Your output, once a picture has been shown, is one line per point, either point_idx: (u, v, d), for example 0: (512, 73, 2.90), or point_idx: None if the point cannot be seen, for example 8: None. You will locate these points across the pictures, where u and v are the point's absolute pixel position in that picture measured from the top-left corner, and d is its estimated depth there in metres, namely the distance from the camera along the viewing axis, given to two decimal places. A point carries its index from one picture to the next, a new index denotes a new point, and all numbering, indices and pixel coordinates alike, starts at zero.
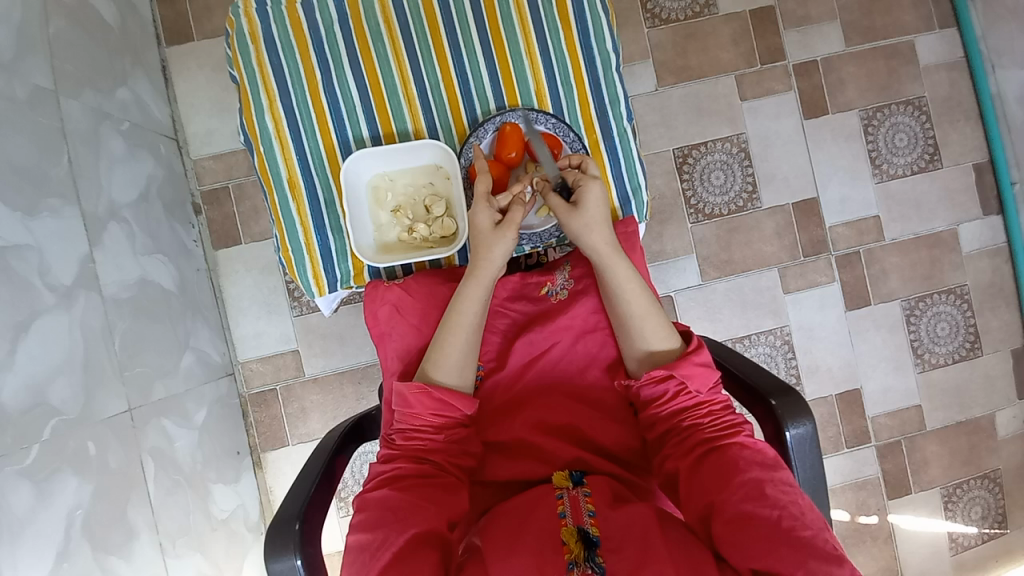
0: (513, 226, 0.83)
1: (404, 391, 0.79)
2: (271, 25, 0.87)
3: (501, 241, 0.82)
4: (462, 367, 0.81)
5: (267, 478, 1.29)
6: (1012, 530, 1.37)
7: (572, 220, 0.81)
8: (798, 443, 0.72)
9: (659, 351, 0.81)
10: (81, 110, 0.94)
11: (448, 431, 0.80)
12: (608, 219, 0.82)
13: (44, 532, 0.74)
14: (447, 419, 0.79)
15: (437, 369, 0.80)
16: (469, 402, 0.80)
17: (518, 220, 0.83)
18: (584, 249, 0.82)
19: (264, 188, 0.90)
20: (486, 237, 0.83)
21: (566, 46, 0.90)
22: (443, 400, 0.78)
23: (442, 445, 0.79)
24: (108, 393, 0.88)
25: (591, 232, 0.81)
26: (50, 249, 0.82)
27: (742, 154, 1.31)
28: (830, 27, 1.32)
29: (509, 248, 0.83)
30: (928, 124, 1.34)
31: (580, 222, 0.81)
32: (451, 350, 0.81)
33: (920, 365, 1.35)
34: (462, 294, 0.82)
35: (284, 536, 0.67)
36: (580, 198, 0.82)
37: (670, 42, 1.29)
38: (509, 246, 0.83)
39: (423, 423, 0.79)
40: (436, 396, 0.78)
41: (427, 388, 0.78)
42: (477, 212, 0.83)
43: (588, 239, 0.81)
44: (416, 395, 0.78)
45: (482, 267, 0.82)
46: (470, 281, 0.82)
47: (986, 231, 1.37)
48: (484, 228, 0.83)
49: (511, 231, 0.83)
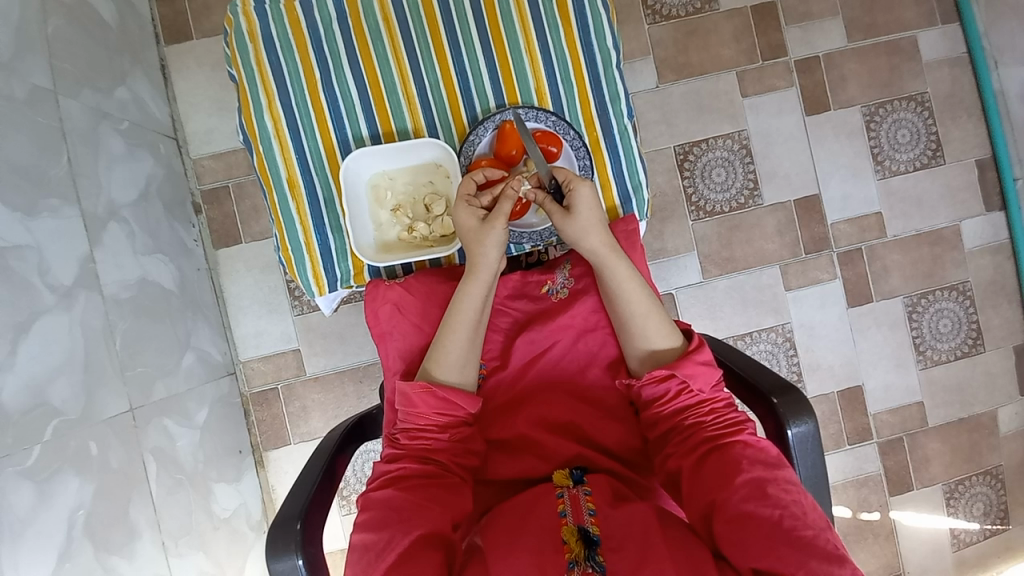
0: (501, 217, 0.81)
1: (407, 391, 0.79)
2: (269, 22, 0.87)
3: (490, 234, 0.81)
4: (463, 365, 0.81)
5: (269, 477, 1.29)
6: (1014, 527, 1.37)
7: (567, 226, 0.81)
8: (799, 442, 0.71)
9: (661, 351, 0.81)
10: (80, 109, 0.93)
11: (452, 430, 0.79)
12: (603, 219, 0.82)
13: (45, 532, 0.74)
14: (451, 418, 0.79)
15: (439, 368, 0.80)
16: (473, 400, 0.80)
17: (507, 211, 0.82)
18: (583, 252, 0.82)
19: (264, 187, 0.89)
20: (478, 234, 0.82)
21: (566, 43, 0.89)
22: (446, 399, 0.78)
23: (446, 444, 0.79)
24: (108, 393, 0.88)
25: (590, 234, 0.80)
26: (50, 249, 0.82)
27: (743, 150, 1.30)
28: (832, 23, 1.31)
29: (502, 239, 0.82)
30: (930, 120, 1.33)
31: (574, 227, 0.81)
32: (454, 348, 0.81)
33: (921, 361, 1.35)
34: (462, 293, 0.82)
35: (287, 536, 0.67)
36: (572, 201, 0.81)
37: (671, 39, 1.28)
38: (501, 238, 0.82)
39: (427, 422, 0.79)
40: (438, 394, 0.78)
41: (431, 387, 0.78)
42: (461, 212, 0.83)
43: (586, 242, 0.81)
44: (419, 394, 0.78)
45: (480, 264, 0.82)
46: (470, 279, 0.82)
47: (989, 227, 1.36)
48: (472, 226, 0.83)
49: (500, 223, 0.82)
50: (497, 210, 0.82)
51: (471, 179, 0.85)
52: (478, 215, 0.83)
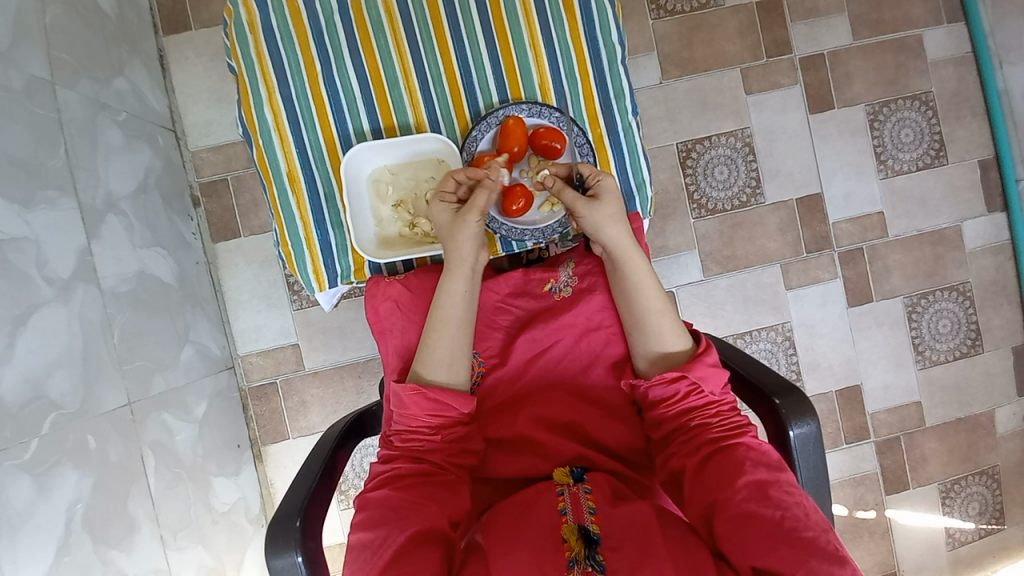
0: (475, 210, 0.82)
1: (399, 393, 0.78)
2: (269, 13, 0.85)
3: (464, 227, 0.82)
4: (451, 364, 0.80)
5: (267, 471, 1.29)
6: (1009, 526, 1.38)
7: (592, 212, 0.80)
8: (802, 443, 0.71)
9: (673, 352, 0.80)
10: (78, 100, 0.92)
11: (446, 430, 0.79)
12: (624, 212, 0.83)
13: (44, 526, 0.73)
14: (445, 419, 0.79)
15: (429, 369, 0.80)
16: (466, 399, 0.79)
17: (482, 204, 0.82)
18: (601, 242, 0.82)
19: (263, 181, 0.88)
20: (452, 228, 0.83)
21: (571, 38, 0.88)
22: (438, 400, 0.78)
23: (441, 444, 0.79)
24: (108, 386, 0.88)
25: (614, 222, 0.80)
26: (47, 241, 0.81)
27: (746, 148, 1.29)
28: (838, 20, 1.30)
29: (474, 232, 0.82)
30: (934, 119, 1.33)
31: (599, 213, 0.80)
32: (442, 348, 0.80)
33: (920, 361, 1.35)
34: (441, 289, 0.82)
35: (286, 532, 0.67)
36: (598, 190, 0.82)
37: (675, 34, 1.27)
38: (476, 231, 0.82)
39: (420, 424, 0.79)
40: (431, 396, 0.77)
41: (422, 389, 0.77)
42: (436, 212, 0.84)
43: (610, 230, 0.81)
44: (411, 396, 0.78)
45: (455, 260, 0.82)
46: (447, 276, 0.82)
47: (991, 228, 1.36)
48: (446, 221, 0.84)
49: (471, 215, 0.82)
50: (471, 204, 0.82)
51: (452, 176, 0.84)
52: (451, 208, 0.84)
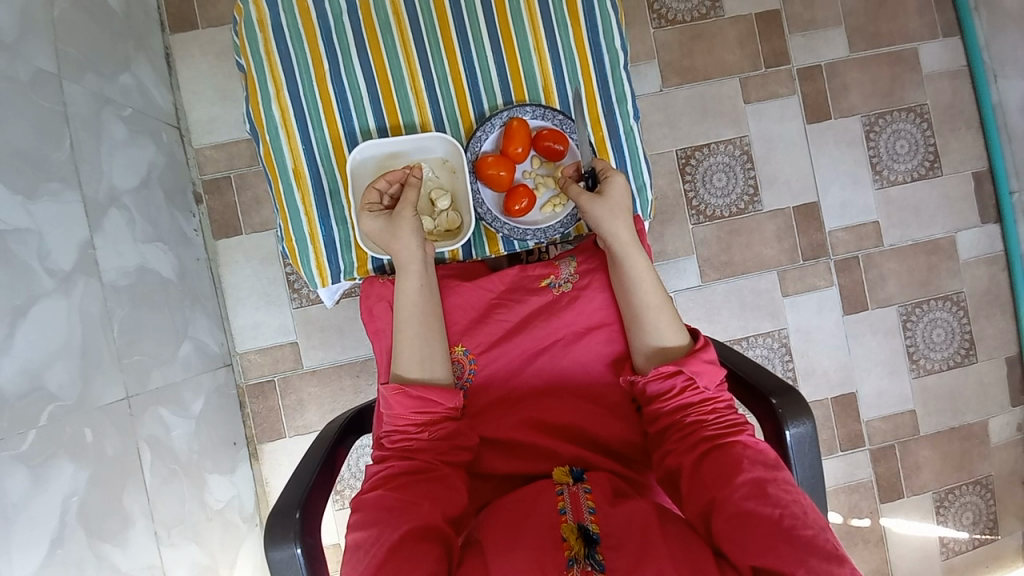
0: (408, 206, 0.84)
1: (384, 394, 0.79)
2: (279, 11, 0.86)
3: (403, 223, 0.82)
4: (422, 359, 0.81)
5: (263, 470, 1.28)
6: (1002, 536, 1.39)
7: (595, 205, 0.83)
8: (797, 442, 0.72)
9: (670, 347, 0.81)
10: (83, 94, 0.93)
11: (433, 428, 0.79)
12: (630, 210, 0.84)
13: (39, 517, 0.73)
14: (431, 416, 0.79)
15: (412, 368, 0.80)
16: (452, 395, 0.80)
17: (412, 199, 0.84)
18: (602, 236, 0.83)
19: (269, 176, 0.89)
20: (391, 231, 0.83)
21: (575, 42, 0.90)
22: (421, 398, 0.78)
23: (429, 443, 0.79)
24: (106, 380, 0.88)
25: (615, 218, 0.82)
26: (50, 233, 0.81)
27: (744, 155, 1.31)
28: (835, 33, 1.32)
29: (415, 226, 0.83)
30: (929, 131, 1.35)
31: (602, 207, 0.82)
32: (414, 346, 0.81)
33: (915, 370, 1.36)
34: (401, 291, 0.82)
35: (285, 524, 0.67)
36: (606, 187, 0.84)
37: (675, 42, 1.29)
38: (416, 225, 0.83)
39: (407, 422, 0.79)
40: (414, 394, 0.78)
41: (404, 388, 0.78)
42: (367, 222, 0.84)
43: (610, 225, 0.82)
44: (395, 396, 0.78)
45: (405, 259, 0.82)
46: (401, 277, 0.83)
47: (984, 239, 1.38)
48: (380, 226, 0.83)
49: (406, 211, 0.83)
50: (404, 203, 0.84)
51: (371, 186, 0.85)
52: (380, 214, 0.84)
